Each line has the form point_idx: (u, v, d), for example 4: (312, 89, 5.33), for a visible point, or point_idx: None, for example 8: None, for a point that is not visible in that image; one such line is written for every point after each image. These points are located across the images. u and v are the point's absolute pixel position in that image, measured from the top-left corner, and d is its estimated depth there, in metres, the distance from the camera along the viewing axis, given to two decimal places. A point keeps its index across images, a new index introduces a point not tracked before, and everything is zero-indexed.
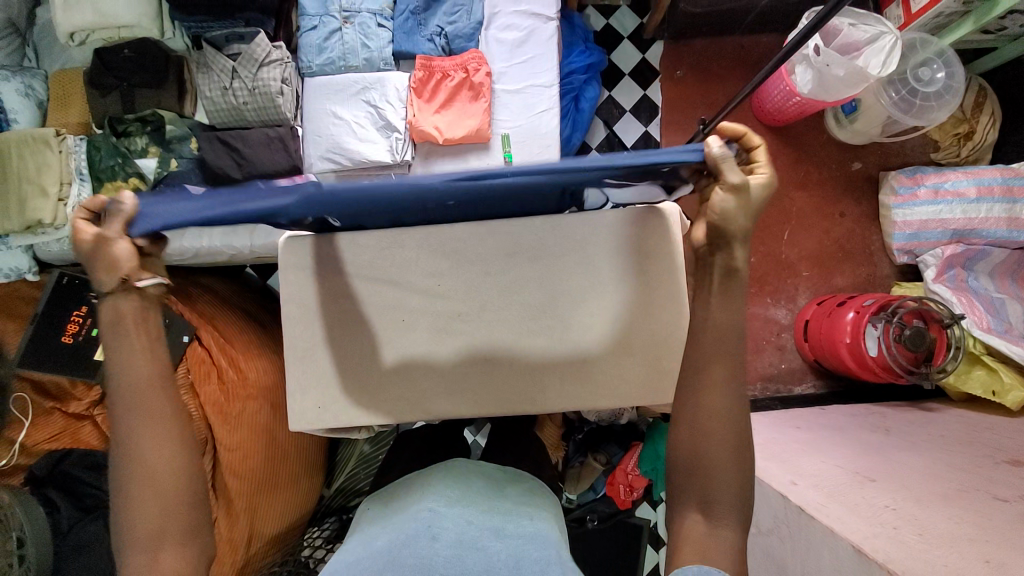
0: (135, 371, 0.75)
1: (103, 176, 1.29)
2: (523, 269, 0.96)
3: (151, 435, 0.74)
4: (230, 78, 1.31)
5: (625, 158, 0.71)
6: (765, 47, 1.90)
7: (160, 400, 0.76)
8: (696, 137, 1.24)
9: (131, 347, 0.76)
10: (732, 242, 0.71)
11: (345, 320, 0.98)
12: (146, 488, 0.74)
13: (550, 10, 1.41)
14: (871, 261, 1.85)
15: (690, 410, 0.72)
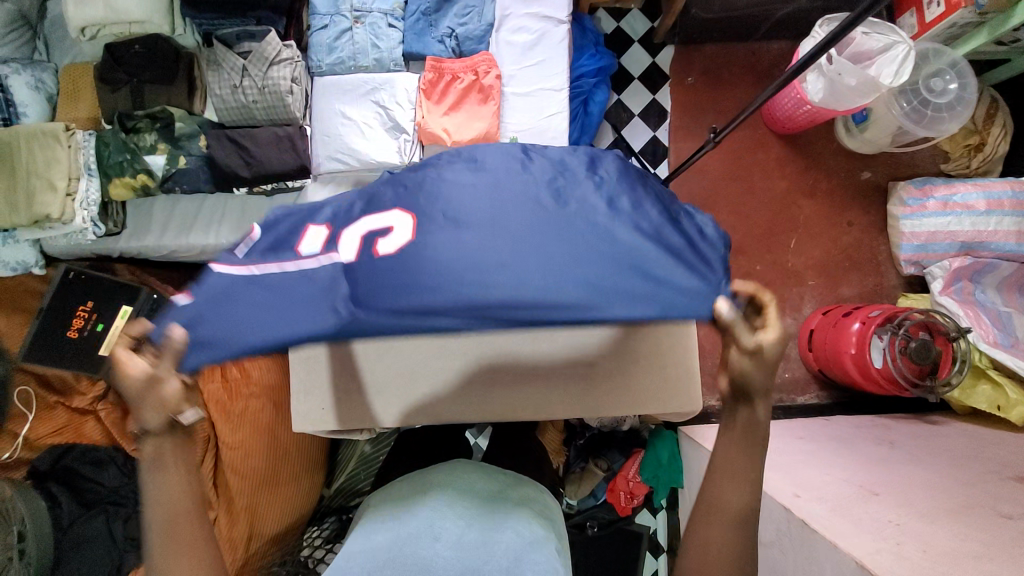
0: (178, 501, 0.77)
1: (112, 171, 1.30)
2: None
3: (191, 556, 0.76)
4: (240, 76, 1.30)
5: (646, 307, 0.70)
6: (776, 54, 1.89)
7: (198, 523, 0.77)
8: (706, 144, 1.22)
9: (176, 471, 0.78)
10: (753, 396, 0.73)
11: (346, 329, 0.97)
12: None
13: (561, 13, 1.42)
14: (878, 271, 1.84)
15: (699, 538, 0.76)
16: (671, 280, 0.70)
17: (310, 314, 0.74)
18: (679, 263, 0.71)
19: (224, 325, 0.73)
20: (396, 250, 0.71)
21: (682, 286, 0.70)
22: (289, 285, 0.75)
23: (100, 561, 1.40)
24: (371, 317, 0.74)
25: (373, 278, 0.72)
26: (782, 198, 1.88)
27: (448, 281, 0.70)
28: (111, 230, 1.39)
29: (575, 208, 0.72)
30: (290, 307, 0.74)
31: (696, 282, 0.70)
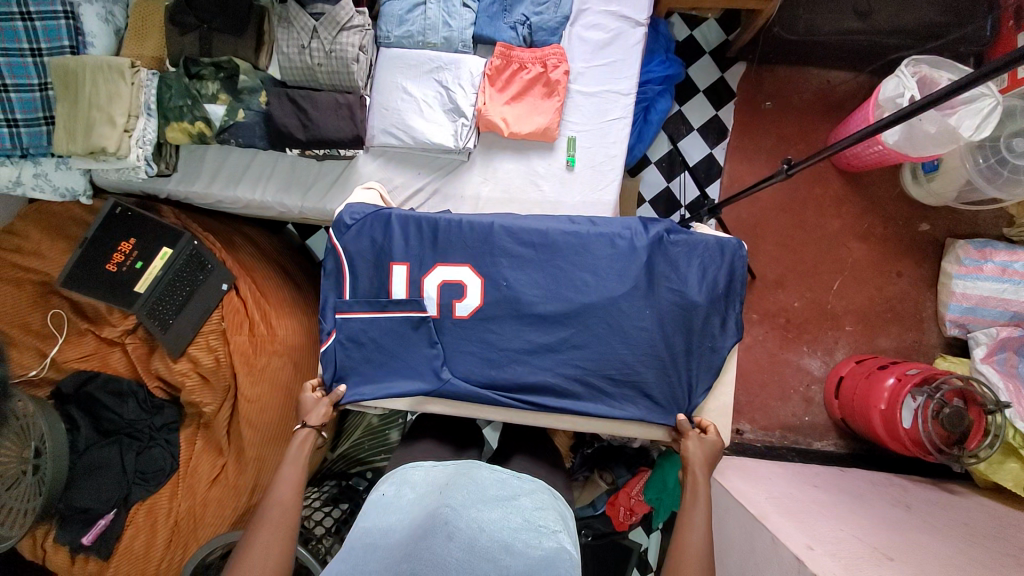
0: (287, 489, 0.93)
1: (171, 114, 1.30)
2: (565, 323, 1.01)
3: (275, 538, 0.87)
4: (309, 37, 1.28)
5: (629, 412, 1.00)
6: (852, 87, 1.81)
7: (290, 517, 0.90)
8: (776, 175, 1.19)
9: (294, 467, 0.96)
10: (694, 470, 0.93)
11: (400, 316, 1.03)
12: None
13: (640, 15, 1.37)
14: (919, 328, 1.79)
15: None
16: (652, 394, 1.00)
17: (416, 377, 1.03)
18: (686, 370, 1.01)
19: (355, 372, 1.04)
20: (468, 313, 1.03)
21: (683, 391, 1.00)
22: (394, 348, 1.04)
23: (109, 489, 1.44)
24: (461, 387, 1.01)
25: (465, 346, 1.03)
26: (832, 238, 1.82)
27: (531, 369, 1.01)
28: (162, 170, 1.40)
29: (627, 327, 1.00)
30: (400, 370, 1.04)
31: (692, 388, 1.01)
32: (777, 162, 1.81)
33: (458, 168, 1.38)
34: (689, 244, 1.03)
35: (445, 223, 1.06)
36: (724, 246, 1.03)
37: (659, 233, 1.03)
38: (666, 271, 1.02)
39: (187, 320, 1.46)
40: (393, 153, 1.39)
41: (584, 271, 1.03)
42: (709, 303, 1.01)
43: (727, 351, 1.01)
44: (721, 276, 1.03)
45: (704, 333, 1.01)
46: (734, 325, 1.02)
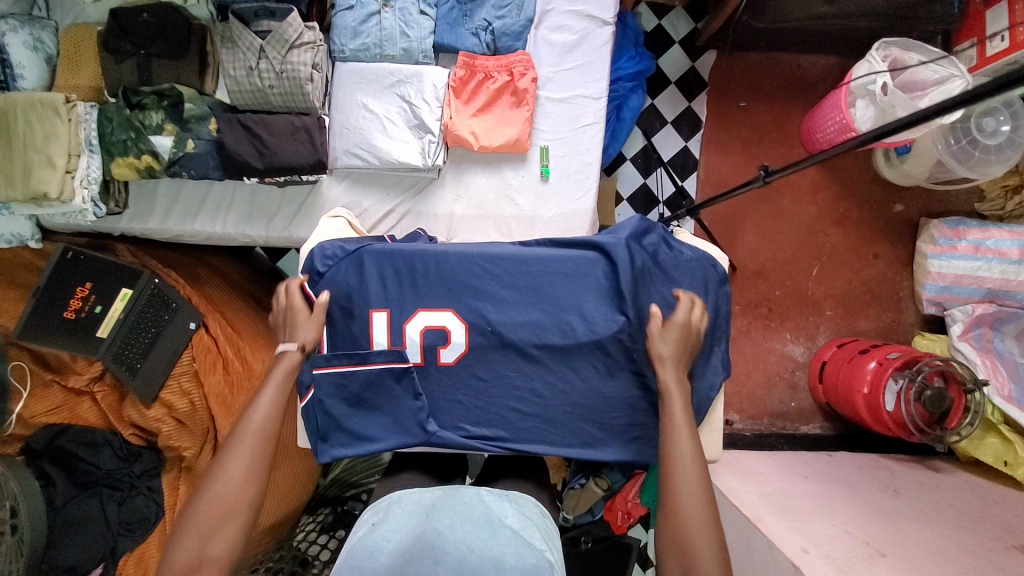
0: (256, 425, 0.88)
1: (115, 149, 1.21)
2: (552, 360, 0.99)
3: (238, 474, 0.83)
4: (256, 58, 1.19)
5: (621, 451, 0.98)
6: (822, 69, 1.79)
7: (255, 456, 0.85)
8: (753, 181, 1.14)
9: (269, 397, 0.90)
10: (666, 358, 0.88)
11: (382, 366, 1.01)
12: (211, 512, 0.80)
13: (606, 14, 1.31)
14: (898, 307, 1.82)
15: (669, 508, 0.79)
16: (641, 429, 0.98)
17: (404, 432, 1.01)
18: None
19: (340, 427, 1.01)
20: (454, 359, 1.01)
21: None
22: (378, 400, 1.02)
23: (94, 543, 1.38)
24: (450, 437, 1.00)
25: (450, 395, 1.02)
26: (810, 225, 1.83)
27: (518, 415, 1.00)
28: (112, 210, 1.30)
29: (614, 354, 0.97)
30: (388, 422, 1.01)
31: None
32: (751, 150, 1.80)
33: (429, 187, 1.33)
34: (674, 273, 0.99)
35: (422, 264, 1.02)
36: (709, 277, 1.00)
37: (645, 263, 0.99)
38: (653, 304, 0.98)
39: (156, 362, 1.39)
40: (358, 174, 1.33)
41: (569, 308, 0.99)
42: (698, 338, 0.97)
43: (716, 389, 0.97)
44: (708, 309, 0.99)
45: (691, 371, 0.97)
46: (721, 364, 0.99)
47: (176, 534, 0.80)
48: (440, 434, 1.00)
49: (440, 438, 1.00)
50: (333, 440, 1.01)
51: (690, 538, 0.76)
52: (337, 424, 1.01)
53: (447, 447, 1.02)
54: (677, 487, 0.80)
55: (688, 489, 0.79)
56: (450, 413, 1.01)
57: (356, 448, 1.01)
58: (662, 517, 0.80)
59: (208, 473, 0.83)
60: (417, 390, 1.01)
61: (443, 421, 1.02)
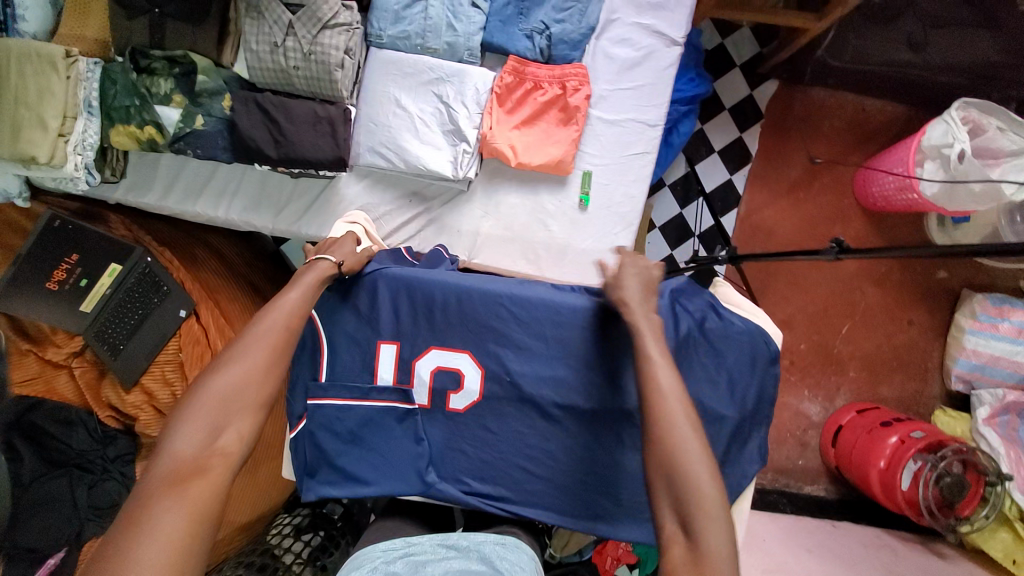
0: (278, 321, 0.80)
1: (116, 115, 1.09)
2: (571, 424, 0.89)
3: (255, 368, 0.75)
4: (282, 34, 1.06)
5: (634, 534, 0.88)
6: (886, 116, 1.67)
7: (274, 353, 0.77)
8: (822, 253, 0.96)
9: (296, 297, 0.83)
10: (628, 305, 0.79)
11: (384, 404, 0.91)
12: (218, 406, 0.71)
13: (676, 32, 1.18)
14: (923, 378, 1.73)
15: (659, 457, 0.67)
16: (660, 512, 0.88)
17: (398, 478, 0.91)
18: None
19: (330, 464, 0.91)
20: (463, 407, 0.91)
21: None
22: (374, 440, 0.92)
23: (58, 528, 1.30)
24: (448, 491, 0.91)
25: (454, 444, 0.92)
26: (847, 280, 1.73)
27: (526, 477, 0.90)
28: (108, 179, 1.18)
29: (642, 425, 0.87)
30: (382, 466, 0.91)
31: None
32: (797, 193, 1.69)
33: (456, 198, 1.21)
34: (722, 347, 0.88)
35: (439, 297, 0.91)
36: (759, 355, 0.88)
37: (690, 331, 0.88)
38: (693, 379, 0.88)
39: (141, 345, 1.29)
40: (380, 174, 1.21)
41: (598, 369, 0.89)
42: (737, 423, 0.87)
43: (749, 478, 0.89)
44: (753, 391, 0.88)
45: (725, 455, 0.88)
46: (755, 452, 0.89)
47: (177, 423, 0.70)
48: (438, 486, 0.91)
49: (437, 491, 0.91)
50: (321, 476, 0.92)
51: (693, 488, 0.63)
52: (328, 460, 0.91)
53: (444, 500, 0.92)
54: (666, 437, 0.67)
55: (682, 433, 0.67)
56: (452, 464, 0.92)
57: (344, 489, 0.91)
58: (653, 468, 0.67)
59: (219, 365, 0.74)
60: (418, 435, 0.91)
61: (443, 472, 0.92)
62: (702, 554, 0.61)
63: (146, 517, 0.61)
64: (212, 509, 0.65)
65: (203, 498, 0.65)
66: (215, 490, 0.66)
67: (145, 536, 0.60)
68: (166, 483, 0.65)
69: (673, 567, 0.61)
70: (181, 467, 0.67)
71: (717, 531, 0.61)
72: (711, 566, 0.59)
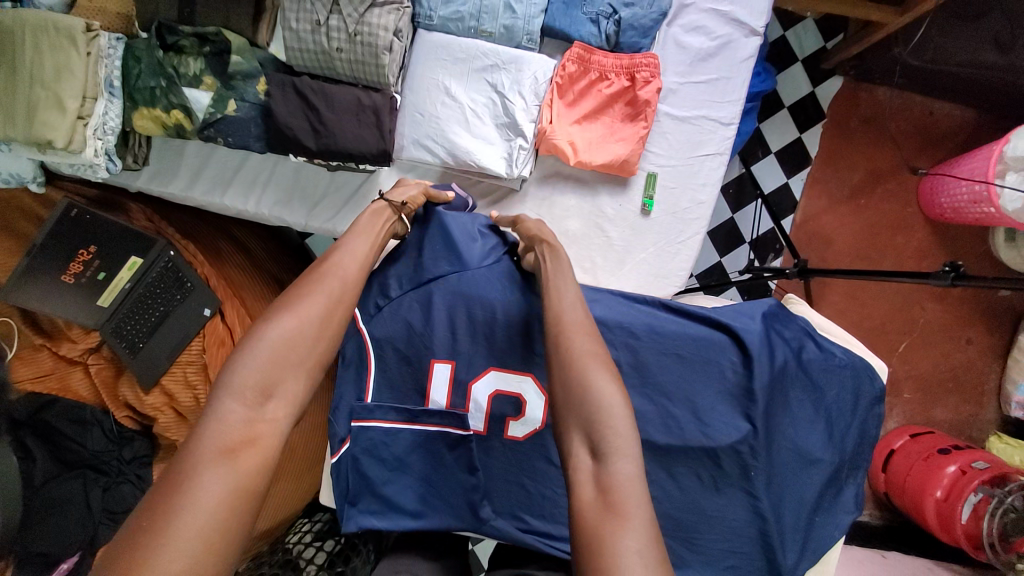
0: (338, 273, 0.71)
1: (139, 97, 1.00)
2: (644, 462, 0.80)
3: (311, 323, 0.67)
4: (326, 12, 0.96)
5: None
6: (958, 121, 1.55)
7: (332, 309, 0.69)
8: (932, 278, 0.92)
9: (360, 248, 0.75)
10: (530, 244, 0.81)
11: (436, 431, 0.83)
12: (270, 364, 0.63)
13: (757, 21, 1.06)
14: (979, 401, 1.63)
15: (560, 382, 0.62)
16: (740, 563, 0.79)
17: (449, 512, 0.83)
18: (792, 546, 0.78)
19: (375, 494, 0.83)
20: (523, 437, 0.83)
21: (785, 570, 0.78)
22: (424, 470, 0.84)
23: (72, 531, 1.22)
24: (504, 528, 0.83)
25: (511, 476, 0.84)
26: (906, 294, 1.62)
27: None
28: (130, 166, 1.09)
29: (726, 466, 0.78)
30: (433, 497, 0.83)
31: (795, 564, 0.78)
32: (860, 199, 1.56)
33: (506, 198, 1.11)
34: (821, 381, 0.80)
35: (503, 313, 0.83)
36: (861, 392, 0.80)
37: (785, 363, 0.79)
38: (785, 416, 0.79)
39: (161, 344, 1.20)
40: (425, 169, 1.11)
41: (677, 401, 0.80)
42: (833, 469, 0.79)
43: (842, 530, 0.80)
44: (853, 432, 0.80)
45: (818, 503, 0.79)
46: (849, 499, 0.80)
47: (223, 380, 0.62)
48: (494, 523, 0.82)
49: (491, 528, 0.82)
50: (363, 506, 0.83)
51: (596, 409, 0.58)
52: (374, 490, 0.83)
53: (497, 538, 0.84)
54: (567, 356, 0.63)
55: (585, 351, 0.63)
56: (508, 499, 0.84)
57: (389, 522, 0.83)
58: (557, 397, 0.62)
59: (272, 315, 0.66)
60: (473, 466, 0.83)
61: (499, 507, 0.84)
62: (612, 492, 0.55)
63: (191, 487, 0.54)
64: (261, 479, 0.57)
65: (252, 468, 0.57)
66: (265, 460, 0.59)
67: (189, 504, 0.53)
68: (216, 449, 0.57)
69: (582, 505, 0.55)
70: (231, 431, 0.59)
71: (625, 454, 0.56)
72: (622, 503, 0.53)
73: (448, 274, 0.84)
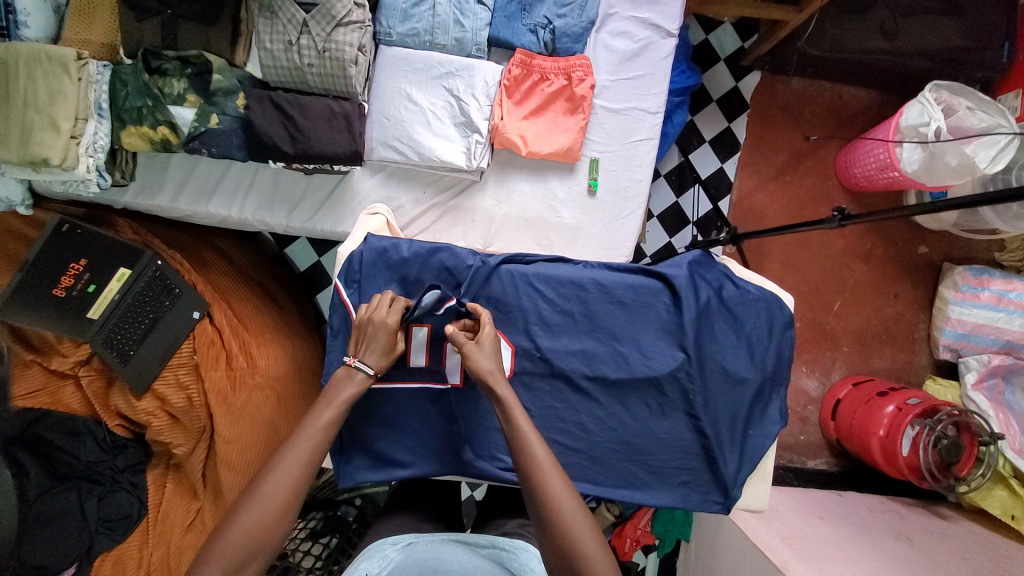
0: (301, 453, 0.74)
1: (127, 117, 1.09)
2: (600, 395, 0.93)
3: (272, 505, 0.70)
4: (297, 32, 1.08)
5: (668, 497, 0.91)
6: (863, 103, 1.77)
7: (295, 492, 0.72)
8: (826, 222, 1.08)
9: (326, 420, 0.78)
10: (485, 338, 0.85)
11: (418, 387, 0.93)
12: (233, 556, 0.67)
13: (671, 25, 1.24)
14: (912, 349, 1.81)
15: (549, 536, 0.69)
16: (688, 475, 0.92)
17: (435, 458, 0.93)
18: (730, 456, 0.91)
19: (366, 449, 0.93)
20: None
21: (727, 478, 0.90)
22: (411, 423, 0.94)
23: (67, 542, 1.21)
24: (486, 468, 0.93)
25: (488, 422, 0.94)
26: (835, 259, 1.81)
27: (560, 450, 0.92)
28: (117, 181, 1.18)
29: (669, 391, 0.92)
30: (421, 447, 0.93)
31: (736, 473, 0.91)
32: (786, 177, 1.76)
33: (468, 189, 1.25)
34: (740, 313, 0.95)
35: (467, 276, 0.94)
36: (775, 319, 0.95)
37: (709, 300, 0.95)
38: (715, 345, 0.94)
39: (151, 350, 1.26)
40: (394, 168, 1.24)
41: (625, 341, 0.94)
42: (759, 385, 0.93)
43: (773, 440, 0.93)
44: (771, 354, 0.94)
45: (749, 417, 0.93)
46: (777, 413, 0.94)
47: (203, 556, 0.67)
48: (476, 464, 0.93)
49: (474, 468, 0.92)
50: (356, 462, 0.92)
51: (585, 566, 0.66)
52: (365, 445, 0.92)
53: (480, 478, 0.94)
54: (539, 492, 0.70)
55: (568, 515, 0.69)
56: (488, 444, 0.94)
57: (381, 473, 0.92)
58: (549, 554, 0.69)
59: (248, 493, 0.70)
60: (454, 415, 0.94)
61: (479, 451, 0.93)
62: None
63: None
64: None
65: None
66: None
67: None
68: None
69: None
70: None
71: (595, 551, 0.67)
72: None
73: (416, 247, 0.95)
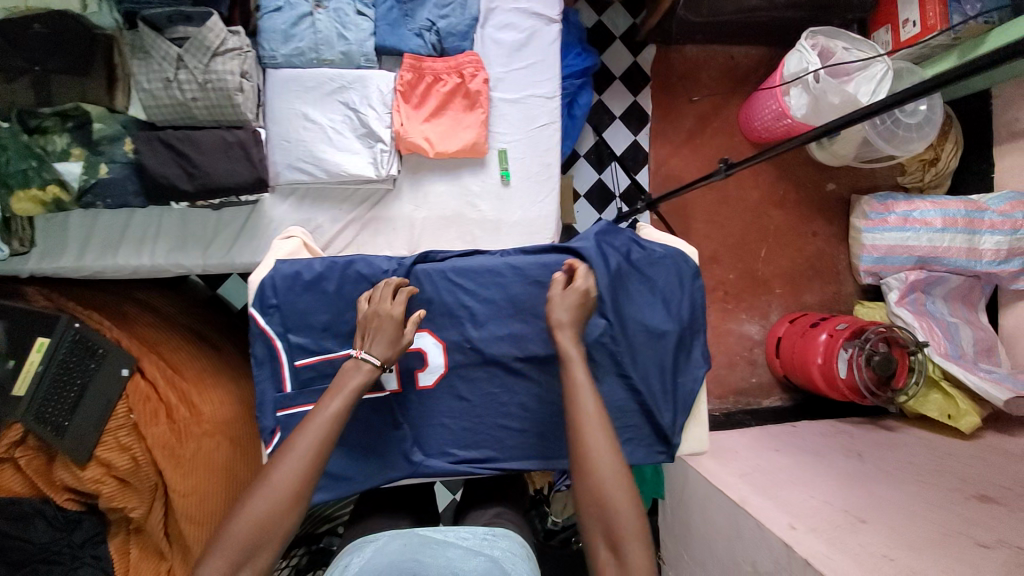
0: (304, 447, 0.74)
1: (12, 182, 1.05)
2: (535, 373, 0.96)
3: (275, 501, 0.71)
4: (174, 68, 1.07)
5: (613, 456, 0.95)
6: (753, 59, 1.87)
7: (301, 481, 0.73)
8: (716, 173, 1.23)
9: (332, 410, 0.78)
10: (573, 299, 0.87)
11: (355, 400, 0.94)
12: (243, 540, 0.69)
13: (551, 11, 1.29)
14: (837, 280, 1.92)
15: (595, 513, 0.72)
16: (630, 432, 0.96)
17: (386, 465, 0.94)
18: (665, 406, 0.96)
19: None
20: (432, 383, 0.95)
21: (665, 427, 0.95)
22: (355, 437, 0.94)
23: None
24: (436, 465, 0.95)
25: (433, 420, 0.96)
26: (754, 209, 1.91)
27: (506, 433, 0.96)
28: (17, 249, 1.15)
29: (597, 358, 0.96)
30: (369, 460, 0.94)
31: (673, 421, 0.97)
32: (697, 139, 1.84)
33: (383, 199, 1.26)
34: (650, 272, 1.00)
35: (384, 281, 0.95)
36: (683, 272, 1.00)
37: (620, 264, 0.99)
38: (633, 305, 0.98)
39: (85, 420, 1.20)
40: (304, 190, 1.24)
41: (549, 317, 0.97)
42: (679, 335, 0.98)
43: (701, 382, 0.99)
44: (686, 304, 1.00)
45: (676, 366, 0.98)
46: (701, 358, 1.00)
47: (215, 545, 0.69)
48: (427, 463, 0.95)
49: (426, 467, 0.94)
50: None
51: (615, 510, 0.71)
52: None
53: (434, 475, 0.96)
54: (596, 473, 0.73)
55: (603, 464, 0.73)
56: (435, 440, 0.96)
57: (333, 492, 0.93)
58: (585, 505, 0.73)
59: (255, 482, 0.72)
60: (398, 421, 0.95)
61: (428, 449, 0.95)
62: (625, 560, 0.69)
63: None
64: None
65: None
66: None
67: None
68: None
69: None
70: None
71: (634, 534, 0.70)
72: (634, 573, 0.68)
73: (329, 264, 0.95)
